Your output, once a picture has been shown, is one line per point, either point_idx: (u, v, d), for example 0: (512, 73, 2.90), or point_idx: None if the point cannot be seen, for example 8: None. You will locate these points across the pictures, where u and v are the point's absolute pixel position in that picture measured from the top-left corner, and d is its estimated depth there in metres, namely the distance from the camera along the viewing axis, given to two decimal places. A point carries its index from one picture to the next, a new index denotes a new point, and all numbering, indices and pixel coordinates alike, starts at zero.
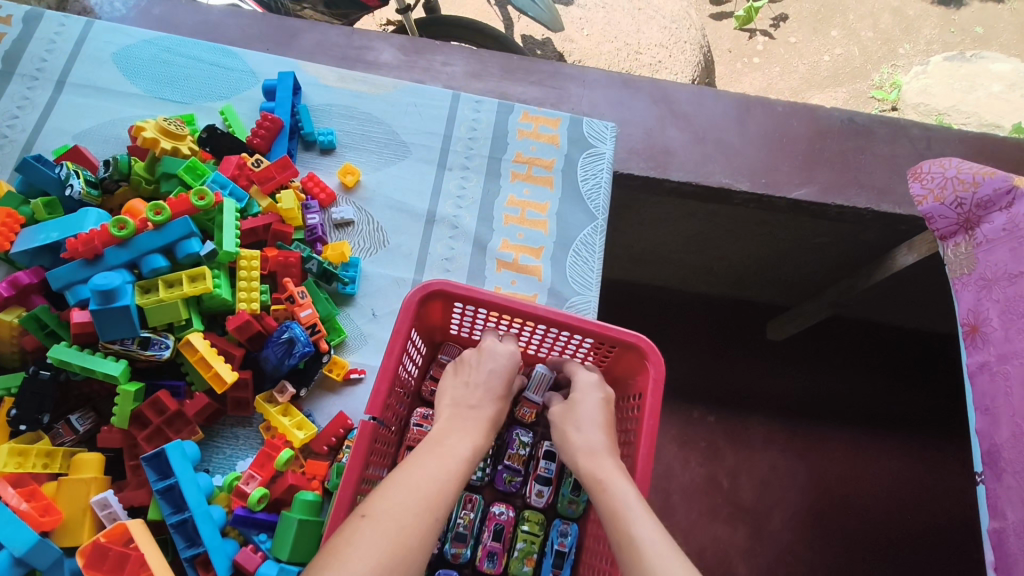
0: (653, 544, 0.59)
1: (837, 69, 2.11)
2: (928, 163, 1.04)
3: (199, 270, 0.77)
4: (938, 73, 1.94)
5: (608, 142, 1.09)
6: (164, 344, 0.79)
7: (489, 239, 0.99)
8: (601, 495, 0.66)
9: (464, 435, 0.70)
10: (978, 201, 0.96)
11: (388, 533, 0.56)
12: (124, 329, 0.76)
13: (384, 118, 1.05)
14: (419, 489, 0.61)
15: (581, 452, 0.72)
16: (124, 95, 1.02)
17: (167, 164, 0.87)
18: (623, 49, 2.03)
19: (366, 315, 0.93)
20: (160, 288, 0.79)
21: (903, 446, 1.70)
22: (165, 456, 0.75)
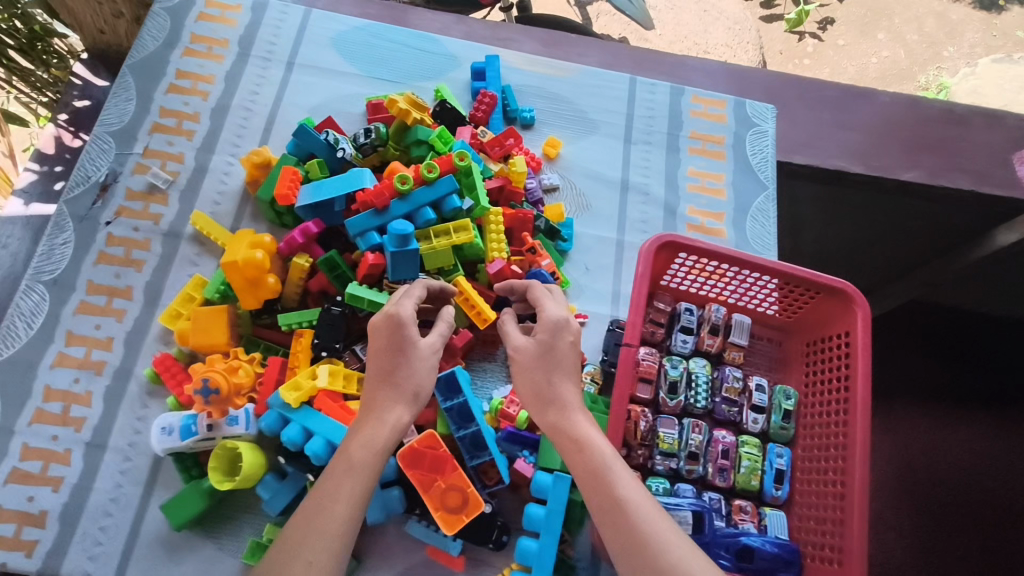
0: (630, 498, 0.65)
1: (885, 70, 2.16)
2: None
3: (471, 221, 0.89)
4: (986, 74, 2.08)
5: (770, 121, 1.20)
6: (437, 286, 0.91)
7: (678, 205, 1.11)
8: (578, 451, 0.70)
9: (393, 412, 0.72)
10: None
11: (328, 541, 0.62)
12: (409, 270, 0.89)
13: (570, 97, 1.16)
14: (345, 481, 0.66)
15: (551, 406, 0.74)
16: (345, 75, 1.12)
17: (419, 132, 0.98)
18: (692, 47, 2.22)
19: (581, 269, 1.05)
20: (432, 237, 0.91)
21: (995, 423, 1.65)
22: (450, 379, 0.88)
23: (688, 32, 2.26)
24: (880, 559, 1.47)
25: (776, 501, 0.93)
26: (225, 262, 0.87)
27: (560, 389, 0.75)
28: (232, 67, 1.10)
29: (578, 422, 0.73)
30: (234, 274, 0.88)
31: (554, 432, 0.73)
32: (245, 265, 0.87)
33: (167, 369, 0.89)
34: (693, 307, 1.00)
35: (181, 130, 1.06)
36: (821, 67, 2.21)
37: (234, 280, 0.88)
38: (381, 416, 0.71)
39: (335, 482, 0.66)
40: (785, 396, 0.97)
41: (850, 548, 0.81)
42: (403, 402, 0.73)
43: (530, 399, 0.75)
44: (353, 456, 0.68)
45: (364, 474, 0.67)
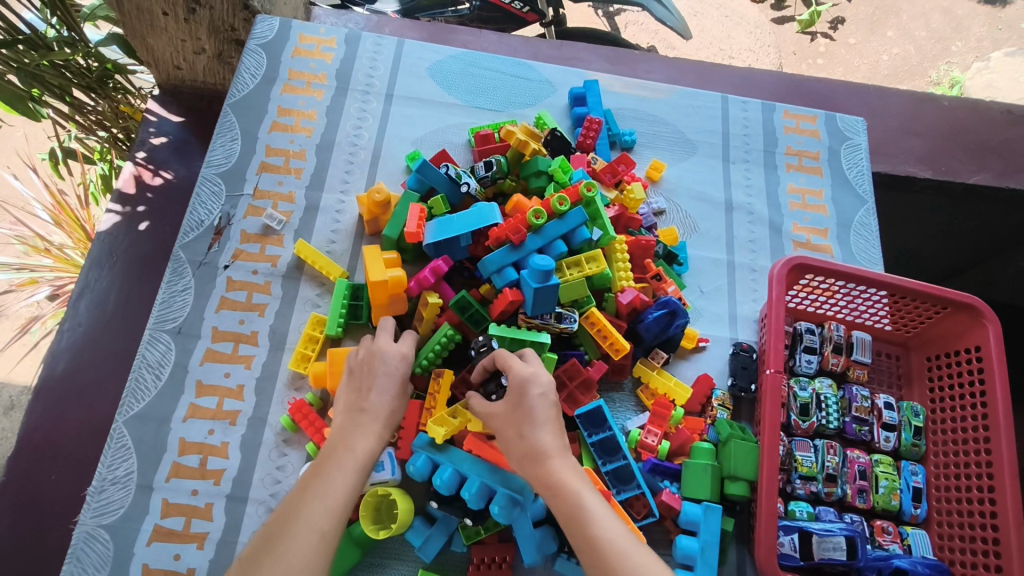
0: (614, 543, 0.62)
1: (897, 67, 2.21)
2: None
3: (606, 253, 0.89)
4: (1002, 68, 2.08)
5: (862, 134, 1.21)
6: (572, 318, 0.90)
7: (783, 223, 1.12)
8: (558, 498, 0.66)
9: (370, 428, 0.72)
10: None
11: (313, 529, 0.60)
12: (548, 305, 0.88)
13: (668, 119, 1.18)
14: (331, 479, 0.66)
15: (527, 455, 0.69)
16: (447, 106, 1.14)
17: (539, 163, 0.98)
18: (718, 53, 2.26)
19: (696, 292, 1.05)
20: (566, 270, 0.91)
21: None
22: (595, 412, 0.87)
23: (713, 39, 2.29)
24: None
25: (915, 521, 0.92)
26: (370, 281, 0.88)
27: (537, 432, 0.70)
28: (333, 101, 1.12)
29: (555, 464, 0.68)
30: (376, 292, 0.89)
31: (536, 477, 0.68)
32: (393, 285, 0.89)
33: (305, 416, 0.87)
34: (814, 326, 1.01)
35: (289, 169, 1.06)
36: (835, 66, 2.25)
37: (376, 297, 0.90)
38: (369, 428, 0.72)
39: (343, 476, 0.66)
40: (913, 412, 0.96)
41: (1010, 566, 0.80)
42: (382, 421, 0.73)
43: (513, 451, 0.71)
44: (356, 455, 0.69)
45: (343, 480, 0.66)
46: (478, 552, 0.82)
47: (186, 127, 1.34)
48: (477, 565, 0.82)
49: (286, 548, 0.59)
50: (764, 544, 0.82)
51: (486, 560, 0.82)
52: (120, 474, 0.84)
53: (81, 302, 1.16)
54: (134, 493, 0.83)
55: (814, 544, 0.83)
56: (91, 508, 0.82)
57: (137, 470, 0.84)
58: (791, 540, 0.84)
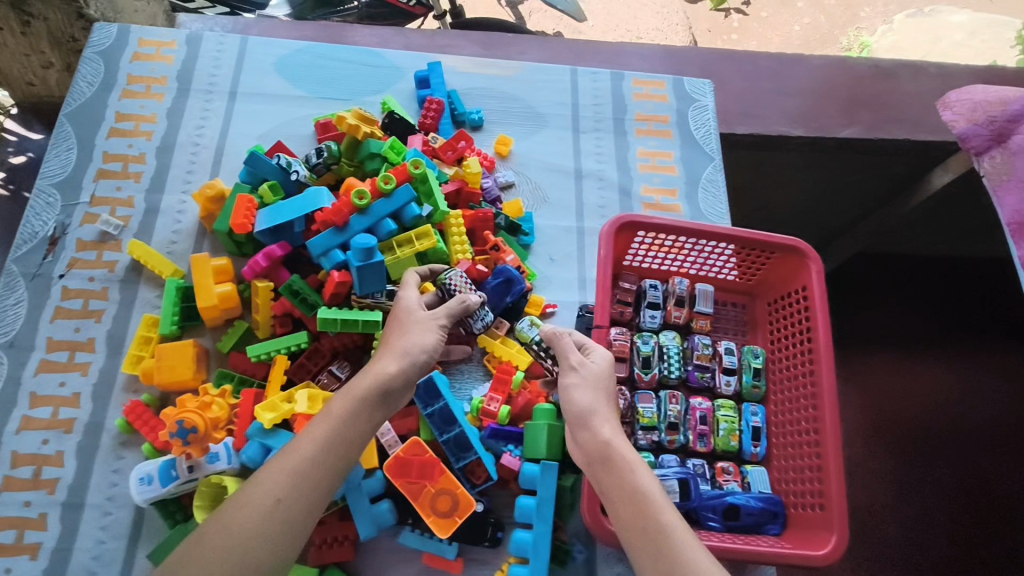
0: (674, 527, 0.62)
1: (808, 37, 2.25)
2: (957, 94, 1.46)
3: (432, 227, 0.90)
4: (903, 29, 2.21)
5: (709, 96, 1.24)
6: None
7: (632, 186, 1.14)
8: (618, 472, 0.67)
9: (389, 357, 0.73)
10: (1010, 117, 1.38)
11: (296, 467, 0.62)
12: (377, 284, 0.89)
13: (520, 95, 1.19)
14: (308, 436, 0.65)
15: (587, 421, 0.73)
16: (292, 98, 1.14)
17: (370, 145, 0.99)
18: (625, 33, 2.33)
19: (546, 260, 1.07)
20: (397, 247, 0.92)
21: (946, 356, 1.74)
22: (429, 385, 0.89)
23: (619, 19, 2.37)
24: (864, 501, 1.53)
25: (755, 459, 0.96)
26: (201, 305, 0.90)
27: (601, 424, 0.72)
28: (174, 103, 1.11)
29: (611, 446, 0.70)
30: (210, 311, 0.91)
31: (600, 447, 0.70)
32: (224, 301, 0.91)
33: (140, 417, 0.87)
34: (658, 283, 1.03)
35: (128, 174, 1.05)
36: (750, 41, 2.26)
37: (210, 314, 0.91)
38: (388, 357, 0.73)
39: (337, 405, 0.67)
40: (752, 354, 1.00)
41: (829, 491, 0.83)
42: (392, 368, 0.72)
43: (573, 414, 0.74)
44: (357, 385, 0.70)
45: (334, 418, 0.67)
46: (317, 533, 0.83)
47: None
48: (318, 546, 0.83)
49: (246, 502, 0.59)
50: (588, 496, 0.81)
51: (329, 539, 0.83)
52: None
53: None
54: None
55: None
56: None
57: None
58: None
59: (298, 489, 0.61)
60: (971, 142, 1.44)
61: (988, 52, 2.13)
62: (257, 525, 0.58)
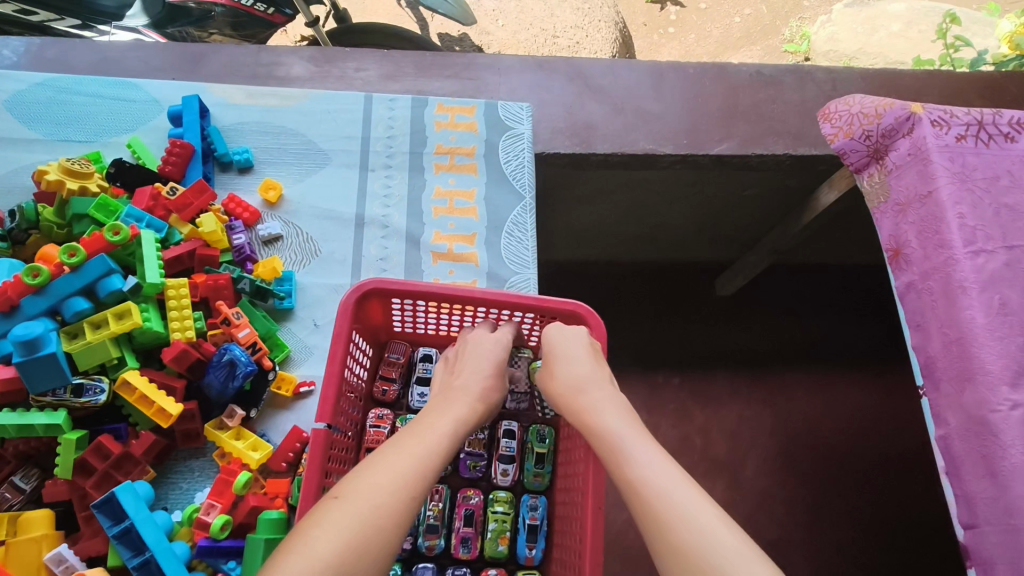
0: (656, 486, 0.60)
1: (749, 29, 2.22)
2: (835, 103, 1.15)
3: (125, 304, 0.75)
4: (843, 20, 2.05)
5: (525, 122, 1.10)
6: (99, 389, 0.76)
7: (422, 233, 1.00)
8: (601, 442, 0.67)
9: (462, 403, 0.71)
10: (883, 131, 1.08)
11: (403, 491, 0.57)
12: (53, 378, 0.74)
13: (298, 129, 1.05)
14: (400, 464, 0.59)
15: (578, 390, 0.72)
16: (25, 143, 0.99)
17: (76, 205, 0.84)
18: (540, 34, 2.11)
19: (308, 327, 0.92)
20: (86, 330, 0.76)
21: (856, 378, 1.79)
22: (116, 500, 0.73)
23: (535, 18, 2.14)
24: (771, 535, 1.57)
25: (532, 564, 0.80)
26: None
27: (580, 378, 0.74)
28: None
29: (593, 407, 0.70)
30: None
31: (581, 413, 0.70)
32: None
33: None
34: (432, 353, 0.89)
35: None
36: (688, 33, 2.23)
37: None
38: (460, 403, 0.71)
39: (424, 442, 0.63)
40: (537, 437, 0.85)
41: None
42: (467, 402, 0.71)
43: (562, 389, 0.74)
44: (439, 427, 0.66)
45: (421, 445, 0.62)
46: None
47: None
48: None
49: (363, 488, 0.57)
50: None
51: None
52: None
53: None
54: None
55: None
56: None
57: None
58: None
59: (410, 489, 0.58)
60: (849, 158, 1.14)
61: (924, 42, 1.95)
62: (377, 529, 0.54)
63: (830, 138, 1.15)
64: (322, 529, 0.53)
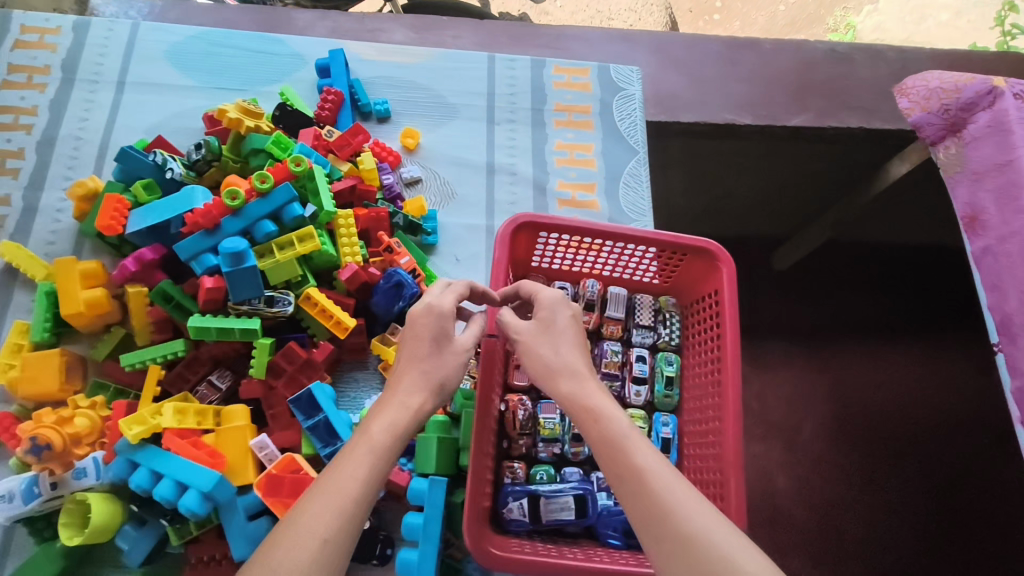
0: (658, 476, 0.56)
1: (794, 17, 2.10)
2: (912, 79, 1.22)
3: (311, 227, 0.84)
4: (890, 9, 1.97)
5: (636, 83, 1.18)
6: (286, 300, 0.86)
7: (547, 181, 1.08)
8: (593, 425, 0.62)
9: (404, 399, 0.64)
10: (963, 104, 1.13)
11: (329, 526, 0.52)
12: (251, 290, 0.83)
13: (427, 84, 1.11)
14: (334, 488, 0.54)
15: (567, 373, 0.67)
16: (180, 89, 1.06)
17: (254, 140, 0.92)
18: (595, 15, 2.16)
19: (451, 261, 1.01)
20: (275, 251, 0.86)
21: (918, 354, 1.77)
22: (310, 397, 0.84)
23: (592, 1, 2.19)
24: (824, 496, 1.58)
25: None
26: (65, 312, 0.84)
27: (568, 359, 0.68)
28: (57, 93, 1.04)
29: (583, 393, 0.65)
30: (79, 318, 0.85)
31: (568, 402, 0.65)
32: (91, 308, 0.85)
33: (5, 431, 0.82)
34: (567, 286, 0.98)
35: (5, 170, 0.98)
36: (733, 21, 2.17)
37: (81, 321, 0.86)
38: (399, 400, 0.63)
39: (357, 463, 0.57)
40: (666, 361, 0.95)
41: (728, 507, 0.77)
42: (419, 387, 0.65)
43: (542, 370, 0.68)
44: (375, 437, 0.59)
45: (359, 463, 0.57)
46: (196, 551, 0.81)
47: None
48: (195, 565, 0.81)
49: (308, 511, 0.52)
50: (469, 515, 0.76)
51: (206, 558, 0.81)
52: None
53: None
54: None
55: (542, 507, 0.82)
56: None
57: None
58: (520, 505, 0.82)
59: (356, 507, 0.54)
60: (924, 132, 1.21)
61: (974, 33, 1.89)
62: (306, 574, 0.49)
63: (906, 112, 1.22)
64: (263, 561, 0.49)
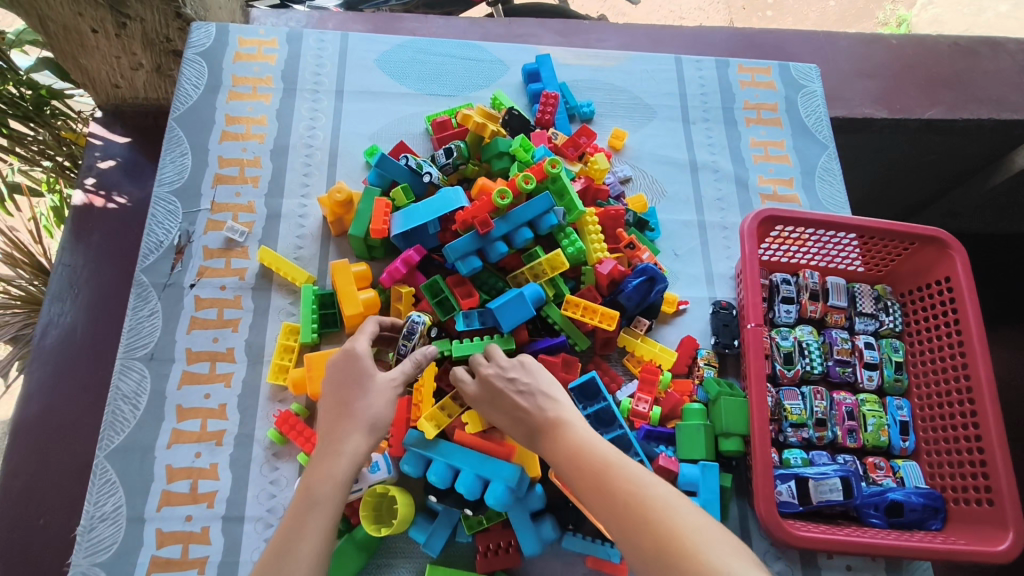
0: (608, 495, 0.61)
1: (845, 13, 2.05)
2: None
3: (561, 254, 0.90)
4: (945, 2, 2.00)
5: (816, 80, 1.22)
6: (414, 324, 0.85)
7: (748, 176, 1.12)
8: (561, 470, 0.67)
9: (343, 441, 0.70)
10: None
11: None
12: (520, 311, 0.87)
13: (625, 86, 1.17)
14: (296, 547, 0.62)
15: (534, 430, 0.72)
16: (399, 96, 1.12)
17: (499, 144, 0.97)
18: (668, 15, 2.08)
19: (671, 256, 1.05)
20: (530, 276, 0.91)
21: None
22: (587, 384, 0.88)
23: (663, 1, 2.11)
24: None
25: (904, 454, 0.95)
26: (346, 313, 0.88)
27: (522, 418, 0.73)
28: (282, 103, 1.09)
29: (544, 444, 0.70)
30: (353, 318, 0.89)
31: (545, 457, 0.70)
32: (367, 308, 0.90)
33: (293, 427, 0.86)
34: (788, 277, 1.01)
35: (245, 178, 1.03)
36: (785, 17, 2.06)
37: (353, 321, 0.90)
38: (339, 450, 0.69)
39: (307, 518, 0.64)
40: (892, 348, 0.99)
41: (998, 484, 0.83)
42: (360, 433, 0.71)
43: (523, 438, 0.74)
44: (320, 486, 0.66)
45: (312, 521, 0.64)
46: (483, 540, 0.82)
47: (134, 147, 1.32)
48: (484, 553, 0.82)
49: None
50: (764, 499, 0.81)
51: (494, 546, 0.82)
52: (108, 509, 0.82)
53: (47, 338, 1.15)
54: (126, 526, 0.82)
55: (811, 487, 0.85)
56: (83, 547, 0.80)
57: (126, 503, 0.83)
58: (789, 487, 0.85)
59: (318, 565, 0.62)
60: None
61: None
62: None
63: None
64: None
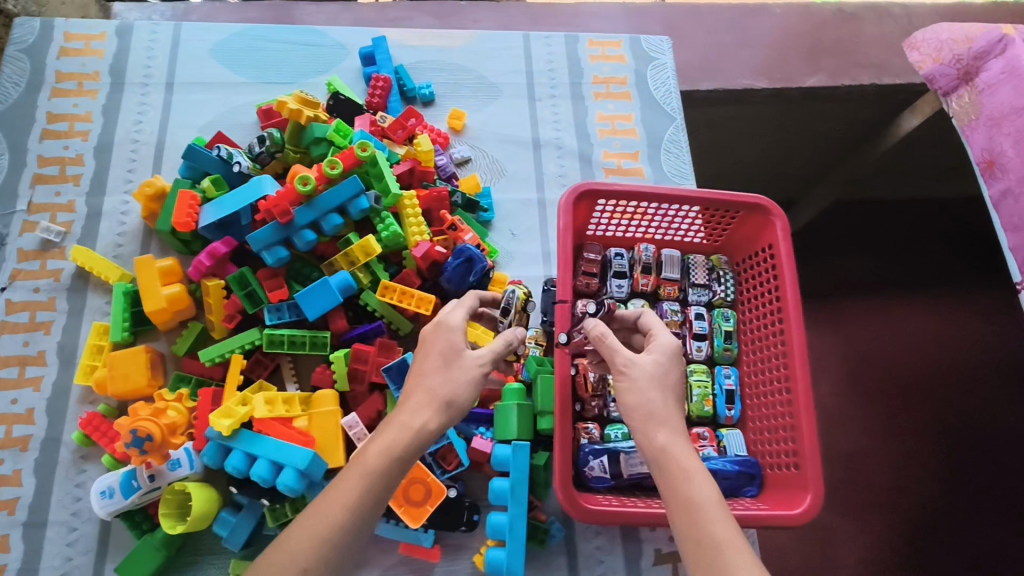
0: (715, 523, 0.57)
1: None
2: (921, 32, 1.14)
3: (371, 239, 0.89)
4: None
5: (668, 53, 1.21)
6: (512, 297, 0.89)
7: (593, 152, 1.11)
8: (673, 476, 0.60)
9: (421, 408, 0.65)
10: (975, 54, 1.06)
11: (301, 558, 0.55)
12: (325, 299, 0.86)
13: (470, 66, 1.15)
14: (321, 518, 0.57)
15: (663, 421, 0.64)
16: (233, 85, 1.10)
17: (314, 131, 0.95)
18: None
19: (507, 235, 1.04)
20: (343, 263, 0.90)
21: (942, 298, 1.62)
22: (400, 365, 0.86)
23: None
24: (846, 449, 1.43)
25: (730, 422, 0.95)
26: (149, 309, 0.86)
27: (652, 404, 0.64)
28: (108, 98, 1.07)
29: (667, 446, 0.62)
30: (158, 313, 0.88)
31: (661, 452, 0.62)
32: (173, 303, 0.88)
33: (96, 428, 0.84)
34: (622, 251, 1.00)
35: (66, 177, 1.01)
36: None
37: (160, 317, 0.88)
38: (406, 422, 0.63)
39: (348, 488, 0.59)
40: (723, 318, 0.99)
41: (803, 448, 0.83)
42: (428, 405, 0.65)
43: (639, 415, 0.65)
44: (368, 461, 0.61)
45: (344, 495, 0.58)
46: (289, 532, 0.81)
47: None
48: None
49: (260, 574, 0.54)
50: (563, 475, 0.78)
51: None
52: None
53: None
54: None
55: (622, 463, 0.85)
56: None
57: None
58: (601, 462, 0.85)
59: (343, 545, 0.57)
60: (936, 83, 1.12)
61: None
62: None
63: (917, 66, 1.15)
64: None
